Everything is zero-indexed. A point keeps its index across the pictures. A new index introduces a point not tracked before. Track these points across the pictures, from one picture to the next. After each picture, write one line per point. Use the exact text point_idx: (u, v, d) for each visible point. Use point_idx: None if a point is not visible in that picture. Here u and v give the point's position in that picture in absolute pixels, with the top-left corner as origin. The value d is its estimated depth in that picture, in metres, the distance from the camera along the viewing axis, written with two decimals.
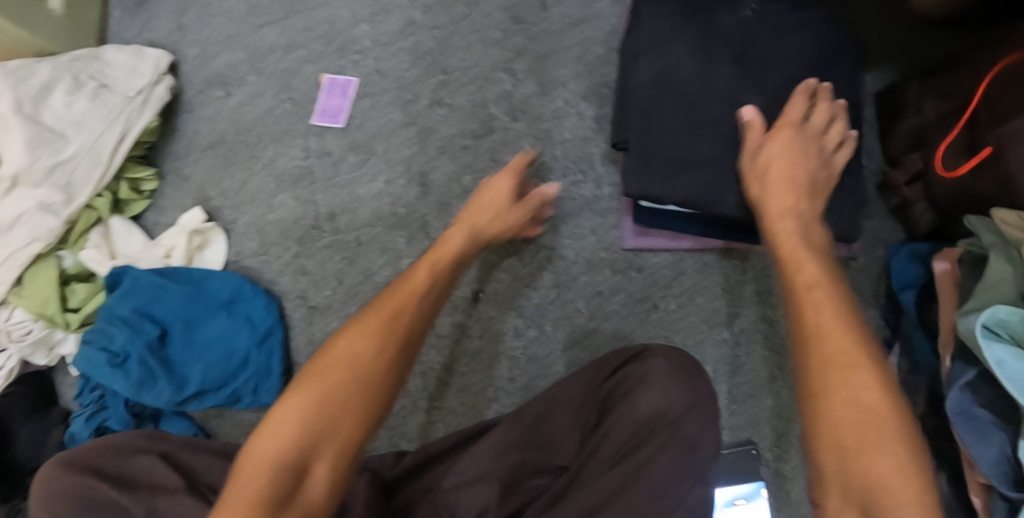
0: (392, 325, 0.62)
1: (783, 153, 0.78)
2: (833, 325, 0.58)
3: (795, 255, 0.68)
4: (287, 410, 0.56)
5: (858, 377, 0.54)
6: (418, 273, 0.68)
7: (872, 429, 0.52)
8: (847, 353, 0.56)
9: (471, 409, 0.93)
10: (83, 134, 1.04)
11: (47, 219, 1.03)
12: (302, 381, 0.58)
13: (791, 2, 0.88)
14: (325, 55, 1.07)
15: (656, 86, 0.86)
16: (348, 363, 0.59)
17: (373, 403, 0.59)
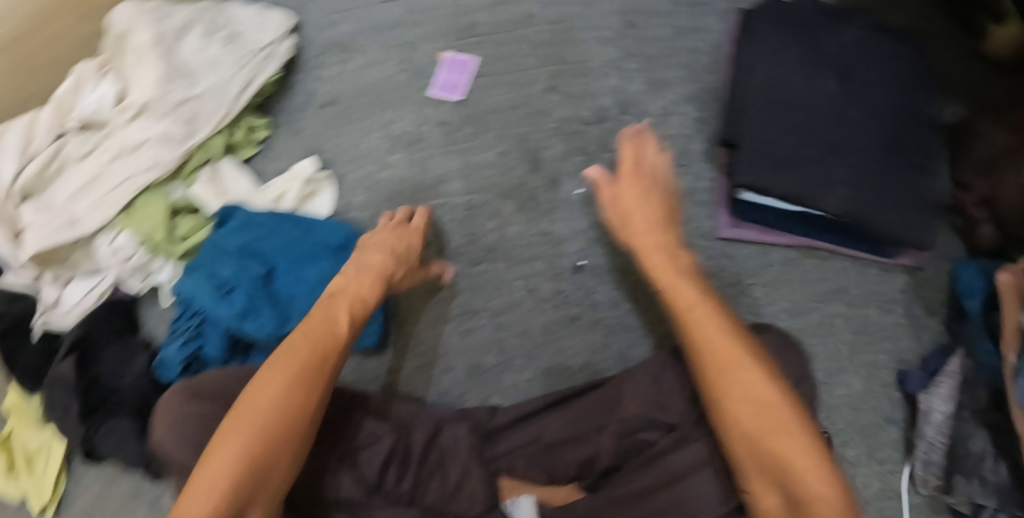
0: (316, 364, 0.76)
1: (637, 196, 0.84)
2: (721, 348, 0.72)
3: (684, 292, 0.77)
4: (227, 452, 0.70)
5: (744, 379, 0.71)
6: (339, 315, 0.81)
7: (774, 423, 0.68)
8: (731, 358, 0.72)
9: (565, 371, 1.00)
10: (213, 75, 1.10)
11: (165, 150, 1.09)
12: (235, 425, 0.71)
13: (886, 35, 0.98)
14: (445, 34, 1.14)
15: (766, 92, 0.96)
16: (265, 415, 0.72)
17: (298, 435, 0.73)
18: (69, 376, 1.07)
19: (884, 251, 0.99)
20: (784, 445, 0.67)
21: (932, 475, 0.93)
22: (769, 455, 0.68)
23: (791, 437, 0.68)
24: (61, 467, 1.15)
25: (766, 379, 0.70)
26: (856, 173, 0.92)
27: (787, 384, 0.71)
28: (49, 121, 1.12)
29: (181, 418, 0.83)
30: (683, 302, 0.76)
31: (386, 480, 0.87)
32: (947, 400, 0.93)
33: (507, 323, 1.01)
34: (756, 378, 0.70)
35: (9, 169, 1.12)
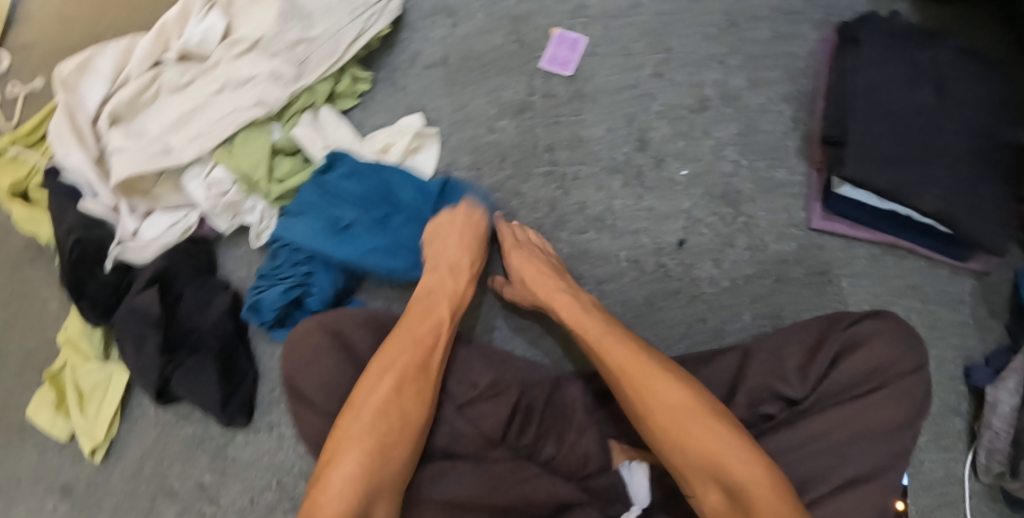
0: (418, 365, 0.85)
1: (522, 261, 1.00)
2: (666, 404, 0.81)
3: (621, 360, 0.86)
4: (349, 453, 0.79)
5: (660, 385, 0.82)
6: (431, 323, 0.90)
7: (697, 427, 0.79)
8: (682, 418, 0.80)
9: (665, 340, 1.06)
10: (329, 20, 1.09)
11: (275, 87, 1.07)
12: (345, 435, 0.80)
13: (977, 58, 1.06)
14: (555, 10, 1.16)
15: (872, 97, 1.03)
16: (377, 417, 0.81)
17: (409, 432, 0.82)
18: (150, 309, 1.03)
19: (960, 255, 1.06)
20: (710, 440, 0.79)
21: (996, 462, 1.00)
22: (697, 453, 0.79)
23: (714, 429, 0.79)
24: (116, 409, 1.10)
25: (714, 421, 0.79)
26: (952, 178, 0.99)
27: (696, 386, 0.83)
28: (148, 45, 1.09)
29: (317, 351, 0.86)
30: (591, 333, 0.90)
31: (509, 433, 0.89)
32: (1014, 393, 1.00)
33: (609, 290, 1.07)
34: (670, 383, 0.82)
35: (99, 92, 1.09)
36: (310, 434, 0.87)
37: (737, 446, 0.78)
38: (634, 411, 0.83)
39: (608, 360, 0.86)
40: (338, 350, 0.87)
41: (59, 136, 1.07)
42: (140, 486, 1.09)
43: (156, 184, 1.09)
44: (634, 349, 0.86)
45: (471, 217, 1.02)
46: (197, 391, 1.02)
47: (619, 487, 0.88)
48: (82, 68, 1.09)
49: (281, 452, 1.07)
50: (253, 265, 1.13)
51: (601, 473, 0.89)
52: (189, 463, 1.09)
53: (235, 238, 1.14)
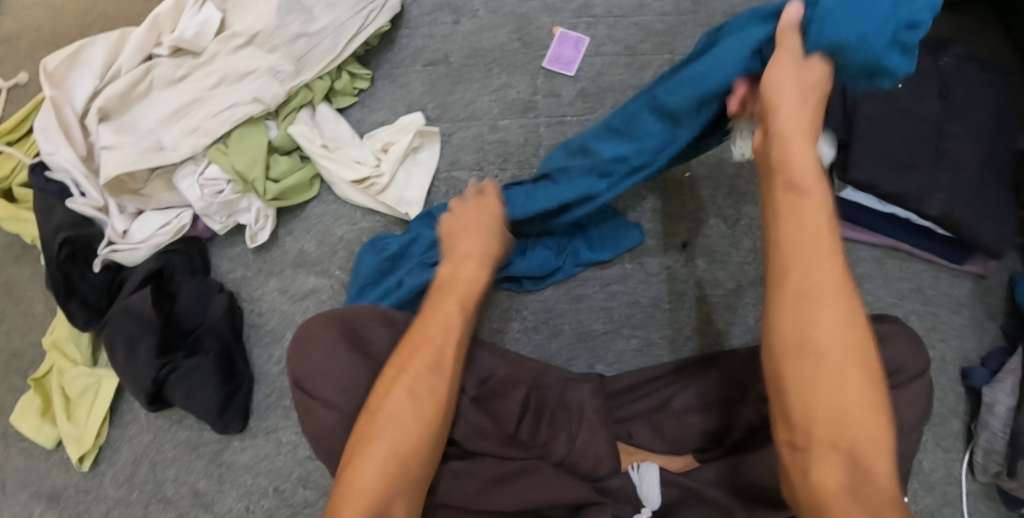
0: (440, 367, 0.81)
1: (783, 86, 0.71)
2: (832, 339, 0.67)
3: (817, 228, 0.69)
4: (371, 456, 0.75)
5: (833, 345, 0.67)
6: (453, 317, 0.84)
7: (852, 395, 0.66)
8: (841, 356, 0.67)
9: (672, 342, 1.05)
10: (330, 15, 1.07)
11: (272, 83, 1.04)
12: (371, 438, 0.77)
13: (976, 64, 1.07)
14: (560, 9, 1.16)
15: (880, 99, 1.03)
16: (395, 423, 0.77)
17: (431, 435, 0.78)
18: (143, 310, 1.00)
19: (959, 258, 1.08)
20: (856, 415, 0.66)
21: (994, 462, 1.02)
22: (844, 421, 0.66)
23: (871, 416, 0.66)
24: (105, 415, 1.06)
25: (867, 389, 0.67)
26: (954, 181, 1.01)
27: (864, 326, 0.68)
28: (140, 39, 1.05)
29: (329, 349, 0.84)
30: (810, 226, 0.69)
31: (522, 430, 0.88)
32: (1011, 394, 1.01)
33: (615, 292, 1.05)
34: (846, 337, 0.67)
35: (88, 86, 1.06)
36: (318, 438, 0.83)
37: (883, 437, 0.66)
38: (780, 361, 0.69)
39: (798, 274, 0.68)
40: (349, 347, 0.84)
41: (45, 133, 1.04)
42: (132, 493, 1.05)
43: (146, 182, 1.06)
44: (842, 275, 0.68)
45: (486, 208, 0.92)
46: (193, 395, 0.99)
47: (629, 489, 0.86)
48: (71, 61, 1.05)
49: (279, 457, 1.05)
50: (248, 265, 1.10)
51: (614, 475, 0.87)
52: (182, 470, 1.05)
53: (231, 237, 1.11)
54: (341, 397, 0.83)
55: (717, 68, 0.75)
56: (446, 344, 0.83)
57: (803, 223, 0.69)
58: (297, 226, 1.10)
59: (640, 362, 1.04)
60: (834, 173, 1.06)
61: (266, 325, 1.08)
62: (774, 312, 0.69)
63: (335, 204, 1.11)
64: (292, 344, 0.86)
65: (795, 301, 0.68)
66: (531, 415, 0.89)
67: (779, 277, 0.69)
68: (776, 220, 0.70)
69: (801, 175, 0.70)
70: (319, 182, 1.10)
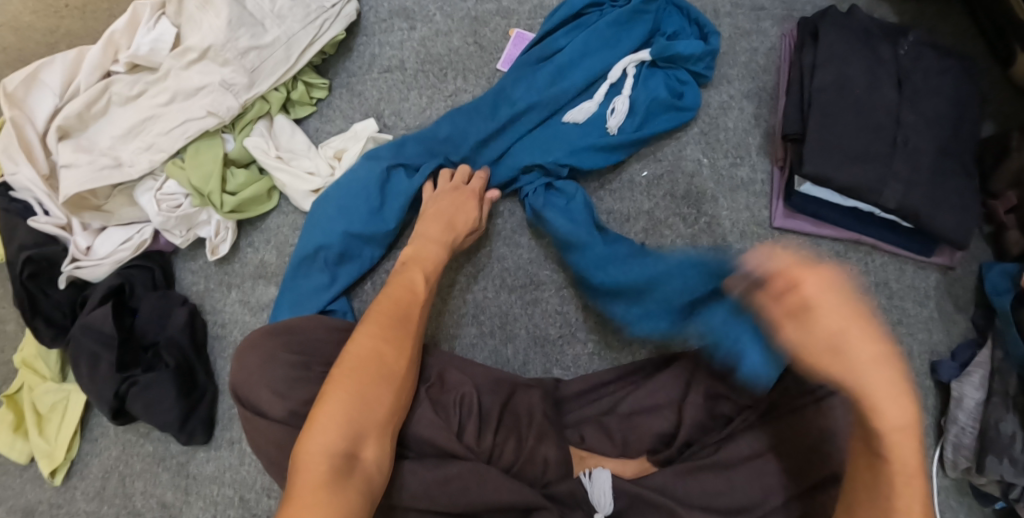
0: (412, 330, 0.86)
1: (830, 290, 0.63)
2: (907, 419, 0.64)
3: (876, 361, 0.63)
4: (341, 396, 0.76)
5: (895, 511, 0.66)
6: (418, 281, 0.90)
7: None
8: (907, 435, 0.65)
9: (629, 346, 1.04)
10: (281, 27, 1.07)
11: (226, 97, 1.05)
12: (338, 381, 0.78)
13: (935, 51, 1.05)
14: (515, 12, 1.15)
15: (834, 92, 1.02)
16: (360, 361, 0.80)
17: (399, 389, 0.81)
18: (104, 326, 1.01)
19: (922, 249, 1.06)
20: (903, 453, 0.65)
21: (963, 457, 0.99)
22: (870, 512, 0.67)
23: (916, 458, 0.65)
24: (75, 429, 1.08)
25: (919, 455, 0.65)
26: (912, 172, 0.99)
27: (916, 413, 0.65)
28: (97, 57, 1.05)
29: (265, 358, 0.85)
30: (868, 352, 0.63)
31: (467, 433, 0.88)
32: (978, 388, 1.00)
33: (570, 295, 1.06)
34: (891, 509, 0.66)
35: (48, 105, 1.05)
36: (260, 450, 0.84)
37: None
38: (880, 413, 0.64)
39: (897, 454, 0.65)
40: (290, 351, 0.86)
41: (8, 153, 1.03)
42: (102, 507, 1.07)
43: (108, 198, 1.06)
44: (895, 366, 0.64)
45: (459, 200, 1.00)
46: (153, 409, 1.00)
47: (580, 495, 0.86)
48: (29, 81, 1.05)
49: (243, 467, 1.06)
50: (210, 278, 1.11)
51: (561, 480, 0.88)
52: (150, 482, 1.07)
53: (194, 250, 1.12)
54: (275, 402, 0.83)
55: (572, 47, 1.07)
56: (411, 304, 0.88)
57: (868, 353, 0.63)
58: (257, 237, 1.11)
59: (596, 366, 1.05)
60: (792, 170, 1.05)
61: (229, 336, 1.10)
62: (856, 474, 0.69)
63: (293, 214, 1.12)
64: (238, 349, 0.88)
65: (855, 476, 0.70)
66: (474, 417, 0.89)
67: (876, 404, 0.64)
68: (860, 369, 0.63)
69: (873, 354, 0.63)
70: (276, 194, 1.11)
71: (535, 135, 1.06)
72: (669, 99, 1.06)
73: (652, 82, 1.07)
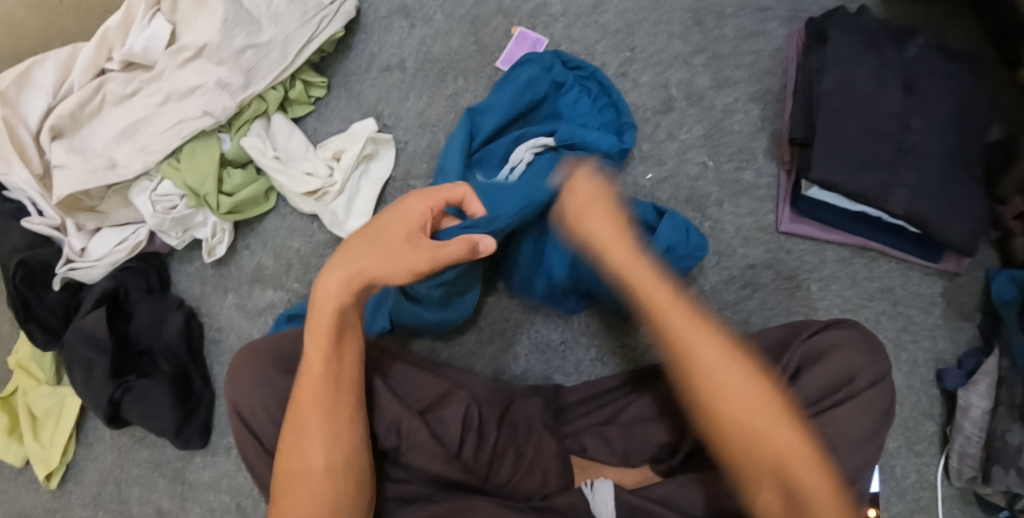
0: (322, 400, 0.77)
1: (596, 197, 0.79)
2: (714, 358, 0.74)
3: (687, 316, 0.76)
4: (296, 502, 0.75)
5: (741, 408, 0.72)
6: (315, 356, 0.77)
7: (741, 406, 0.72)
8: (749, 409, 0.72)
9: (631, 352, 1.03)
10: (278, 25, 1.04)
11: (221, 97, 1.02)
12: (284, 501, 0.75)
13: (942, 54, 1.03)
14: (517, 10, 1.13)
15: (841, 95, 1.00)
16: (299, 471, 0.76)
17: (329, 452, 0.76)
18: (98, 331, 1.00)
19: (928, 255, 1.04)
20: (744, 397, 0.73)
21: (968, 467, 0.99)
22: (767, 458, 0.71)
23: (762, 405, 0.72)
24: (71, 433, 1.06)
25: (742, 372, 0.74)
26: (919, 178, 0.97)
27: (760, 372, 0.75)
28: (90, 56, 1.02)
29: (257, 377, 0.83)
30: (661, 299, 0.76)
31: (464, 449, 0.86)
32: (984, 396, 0.99)
33: None
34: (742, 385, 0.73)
35: (41, 105, 1.02)
36: (258, 463, 0.83)
37: (810, 456, 0.71)
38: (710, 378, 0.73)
39: (668, 314, 0.76)
40: (283, 371, 0.84)
41: (0, 153, 1.00)
42: (98, 512, 1.05)
43: (103, 199, 1.04)
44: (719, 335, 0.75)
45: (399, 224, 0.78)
46: (148, 415, 0.99)
47: (580, 508, 0.83)
48: (21, 80, 1.01)
49: (241, 473, 1.04)
50: (206, 281, 1.10)
51: (561, 493, 0.86)
52: (146, 487, 1.05)
53: (191, 252, 1.11)
54: (273, 428, 0.82)
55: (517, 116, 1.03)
56: (321, 381, 0.77)
57: (675, 322, 0.76)
58: (254, 239, 1.10)
59: (599, 371, 1.04)
60: (798, 175, 1.04)
61: (226, 341, 1.08)
62: (679, 364, 0.75)
63: (292, 217, 1.10)
64: (227, 370, 0.85)
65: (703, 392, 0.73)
66: (473, 432, 0.87)
67: (674, 340, 0.75)
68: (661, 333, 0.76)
69: (637, 274, 0.78)
70: (274, 195, 1.09)
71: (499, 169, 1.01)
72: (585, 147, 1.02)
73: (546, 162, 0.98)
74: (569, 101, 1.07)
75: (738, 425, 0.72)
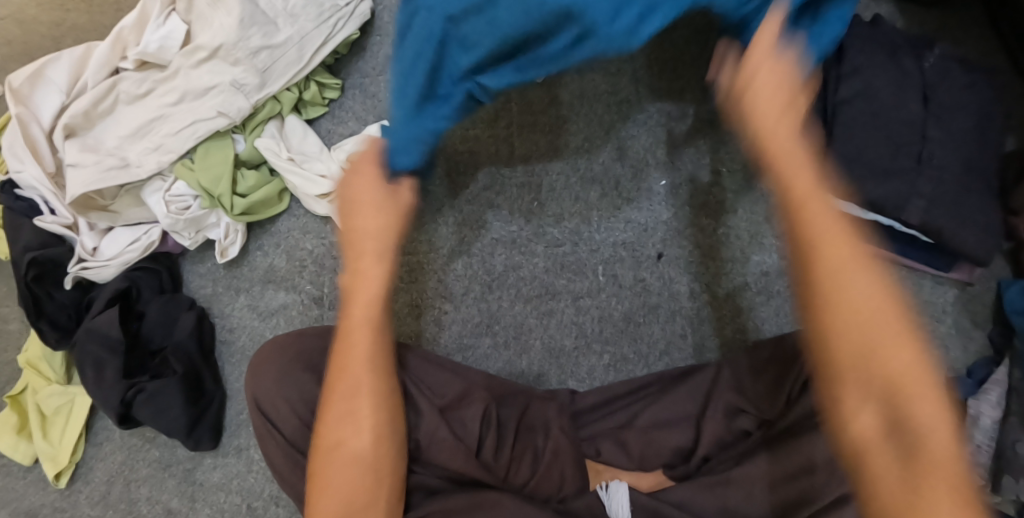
0: (362, 383, 0.78)
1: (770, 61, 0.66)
2: (861, 280, 0.60)
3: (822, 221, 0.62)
4: (333, 475, 0.76)
5: (901, 363, 0.58)
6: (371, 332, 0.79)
7: (867, 345, 0.59)
8: (863, 307, 0.59)
9: (645, 358, 1.03)
10: (294, 25, 1.04)
11: (236, 97, 1.02)
12: (329, 472, 0.76)
13: (960, 64, 1.03)
14: None
15: (859, 105, 1.00)
16: (348, 443, 0.77)
17: (376, 430, 0.77)
18: (110, 331, 0.99)
19: (940, 264, 1.05)
20: (882, 335, 0.59)
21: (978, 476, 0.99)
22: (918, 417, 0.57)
23: (912, 351, 0.58)
24: (80, 432, 1.06)
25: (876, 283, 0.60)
26: (936, 188, 0.97)
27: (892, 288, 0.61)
28: (104, 54, 1.02)
29: (280, 372, 0.83)
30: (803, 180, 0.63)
31: (484, 448, 0.86)
32: (996, 406, 0.99)
33: (587, 306, 1.05)
34: (915, 356, 0.59)
35: (54, 103, 1.02)
36: (277, 461, 0.83)
37: (927, 385, 0.58)
38: (815, 279, 0.61)
39: (800, 208, 0.63)
40: (304, 366, 0.84)
41: (13, 151, 1.00)
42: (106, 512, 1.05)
43: (115, 199, 1.03)
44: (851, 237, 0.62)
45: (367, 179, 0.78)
46: (161, 415, 0.99)
47: (597, 509, 0.86)
48: (35, 78, 1.01)
49: (251, 475, 1.04)
50: (218, 281, 1.09)
51: (578, 495, 0.88)
52: (156, 488, 1.05)
53: (203, 252, 1.10)
54: (294, 425, 0.82)
55: None
56: (372, 355, 0.78)
57: (830, 250, 0.61)
58: (267, 240, 1.09)
59: (612, 377, 1.03)
60: None
61: (237, 341, 1.08)
62: (801, 251, 0.63)
63: (304, 217, 1.09)
64: (250, 363, 0.86)
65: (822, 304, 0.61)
66: (492, 433, 0.86)
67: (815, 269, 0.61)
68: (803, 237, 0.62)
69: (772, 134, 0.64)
70: (288, 196, 1.09)
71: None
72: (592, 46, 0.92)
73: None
74: None
75: (832, 359, 0.61)
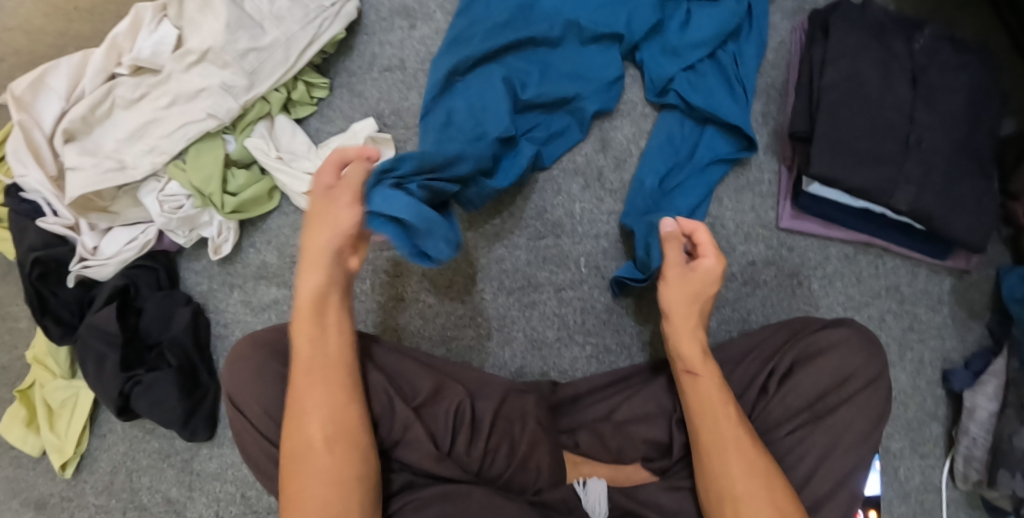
0: (321, 380, 0.80)
1: (710, 274, 0.88)
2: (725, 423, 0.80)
3: (694, 357, 0.85)
4: (303, 462, 0.77)
5: (746, 485, 0.77)
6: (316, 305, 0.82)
7: (742, 466, 0.78)
8: (736, 456, 0.78)
9: (627, 349, 1.04)
10: (280, 27, 1.06)
11: (226, 99, 1.04)
12: (297, 452, 0.77)
13: (953, 45, 0.99)
14: None
15: (846, 88, 0.97)
16: (309, 421, 0.78)
17: (331, 396, 0.79)
18: (108, 326, 1.03)
19: (936, 253, 1.02)
20: (743, 455, 0.78)
21: (973, 469, 0.96)
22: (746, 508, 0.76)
23: (760, 473, 0.77)
24: (84, 425, 1.11)
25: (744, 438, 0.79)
26: (925, 174, 0.94)
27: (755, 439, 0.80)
28: (100, 61, 1.06)
29: (254, 371, 0.85)
30: (714, 397, 0.82)
31: (456, 445, 0.87)
32: (992, 398, 0.96)
33: (569, 298, 1.05)
34: (759, 483, 0.77)
35: (55, 108, 1.06)
36: (253, 453, 0.85)
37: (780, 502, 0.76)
38: (705, 469, 0.80)
39: (691, 394, 0.83)
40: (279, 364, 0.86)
41: (17, 156, 1.04)
42: (110, 500, 1.10)
43: (114, 200, 1.08)
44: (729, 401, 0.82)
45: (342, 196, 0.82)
46: (157, 407, 1.02)
47: (571, 502, 0.86)
48: (37, 85, 1.06)
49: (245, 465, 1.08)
50: (212, 278, 1.13)
51: (553, 488, 0.87)
52: (156, 477, 1.09)
53: (198, 250, 1.14)
54: (268, 423, 0.84)
55: (534, 12, 1.04)
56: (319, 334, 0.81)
57: (702, 389, 0.83)
58: (258, 238, 1.12)
59: (595, 368, 1.05)
60: (800, 171, 1.02)
61: (231, 336, 1.12)
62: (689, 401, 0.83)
63: (295, 215, 1.12)
64: (225, 362, 0.88)
65: (701, 446, 0.81)
66: (465, 426, 0.87)
67: (696, 410, 0.82)
68: (687, 409, 0.83)
69: (681, 319, 0.87)
70: (278, 194, 1.11)
71: (539, 59, 1.05)
72: (603, 77, 1.05)
73: (659, 57, 1.05)
74: (571, 50, 1.05)
75: (710, 474, 0.79)
